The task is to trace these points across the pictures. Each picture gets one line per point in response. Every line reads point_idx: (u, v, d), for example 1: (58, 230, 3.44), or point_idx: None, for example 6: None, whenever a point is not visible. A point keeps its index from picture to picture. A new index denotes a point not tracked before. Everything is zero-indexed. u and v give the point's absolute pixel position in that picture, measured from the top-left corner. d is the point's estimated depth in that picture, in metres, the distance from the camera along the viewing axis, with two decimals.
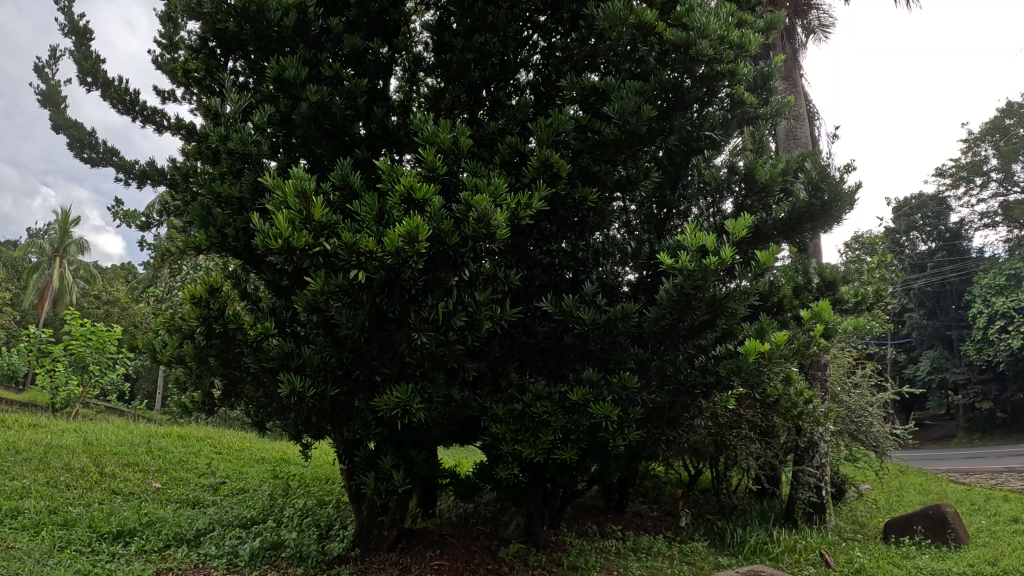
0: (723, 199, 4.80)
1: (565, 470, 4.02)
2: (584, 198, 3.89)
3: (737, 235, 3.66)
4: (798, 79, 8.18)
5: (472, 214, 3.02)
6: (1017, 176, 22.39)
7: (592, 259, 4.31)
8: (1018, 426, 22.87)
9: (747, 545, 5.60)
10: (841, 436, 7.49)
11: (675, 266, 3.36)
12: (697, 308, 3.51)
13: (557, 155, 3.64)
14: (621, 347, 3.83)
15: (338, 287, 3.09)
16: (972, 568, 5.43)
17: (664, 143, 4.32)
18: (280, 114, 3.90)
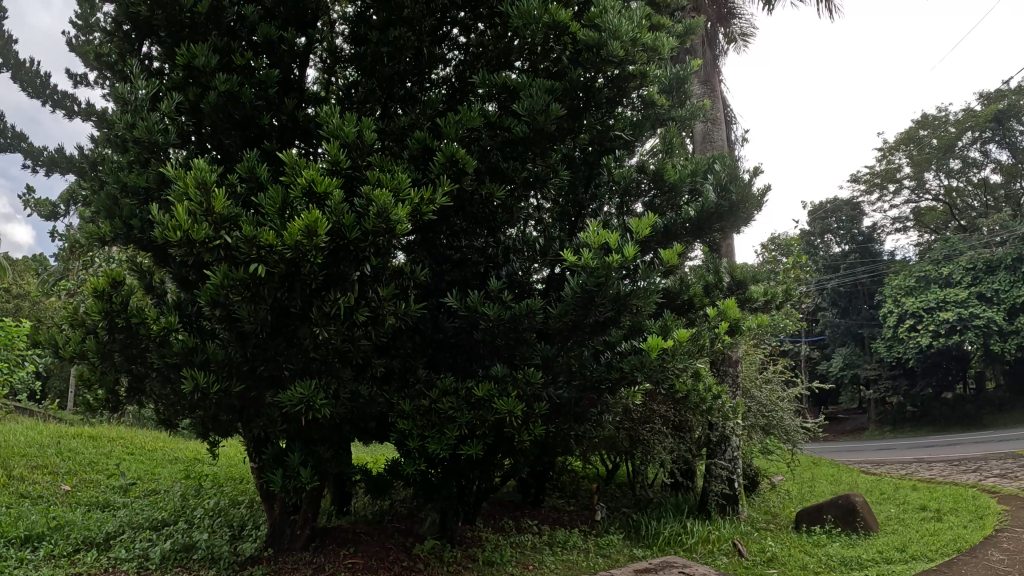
0: (633, 201, 5.02)
1: (475, 464, 4.05)
2: (490, 195, 3.96)
3: (640, 234, 3.71)
4: (716, 84, 8.35)
5: (371, 208, 2.99)
6: (928, 184, 23.51)
7: (502, 256, 4.33)
8: (925, 419, 24.07)
9: (661, 537, 5.73)
10: (754, 431, 7.75)
11: (579, 263, 3.41)
12: (600, 304, 3.57)
13: (464, 151, 3.66)
14: (527, 343, 3.84)
15: (238, 281, 3.03)
16: (880, 554, 5.69)
17: (574, 141, 4.45)
18: (189, 103, 3.81)
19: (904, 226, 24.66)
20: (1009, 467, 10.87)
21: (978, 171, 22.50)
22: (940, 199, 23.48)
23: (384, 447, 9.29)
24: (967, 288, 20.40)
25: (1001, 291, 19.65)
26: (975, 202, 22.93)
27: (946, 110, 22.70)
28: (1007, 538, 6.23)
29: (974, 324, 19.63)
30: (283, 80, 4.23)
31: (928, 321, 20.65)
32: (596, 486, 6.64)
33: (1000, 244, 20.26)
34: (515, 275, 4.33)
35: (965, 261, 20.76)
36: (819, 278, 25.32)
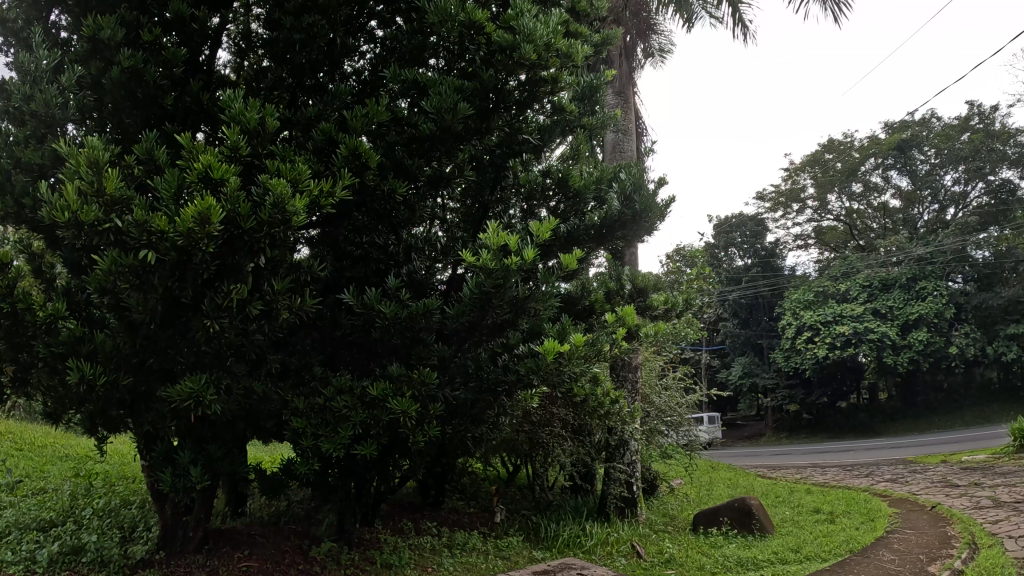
0: (539, 205, 5.27)
1: (375, 462, 4.23)
2: (393, 191, 4.13)
3: (540, 237, 3.91)
4: (630, 96, 8.51)
5: (268, 198, 3.04)
6: (830, 205, 24.62)
7: (403, 255, 4.60)
8: (820, 426, 25.34)
9: (561, 539, 5.84)
10: (652, 435, 8.05)
11: (477, 264, 3.60)
12: (498, 306, 3.78)
13: (367, 147, 3.85)
14: (424, 342, 4.09)
15: (128, 267, 3.00)
16: (776, 555, 5.91)
17: (481, 142, 4.63)
18: (91, 78, 3.69)
19: (805, 243, 25.77)
20: (897, 472, 11.49)
21: (878, 196, 23.69)
22: (841, 219, 24.70)
23: (283, 446, 9.10)
24: (864, 303, 21.45)
25: (895, 308, 20.80)
26: (873, 223, 24.13)
27: (850, 136, 23.78)
28: (898, 538, 6.52)
29: (868, 337, 20.62)
30: (191, 59, 4.10)
31: (825, 334, 21.55)
32: (496, 488, 6.65)
33: (895, 265, 21.49)
34: (416, 274, 4.55)
35: (862, 279, 21.63)
36: (722, 289, 25.92)
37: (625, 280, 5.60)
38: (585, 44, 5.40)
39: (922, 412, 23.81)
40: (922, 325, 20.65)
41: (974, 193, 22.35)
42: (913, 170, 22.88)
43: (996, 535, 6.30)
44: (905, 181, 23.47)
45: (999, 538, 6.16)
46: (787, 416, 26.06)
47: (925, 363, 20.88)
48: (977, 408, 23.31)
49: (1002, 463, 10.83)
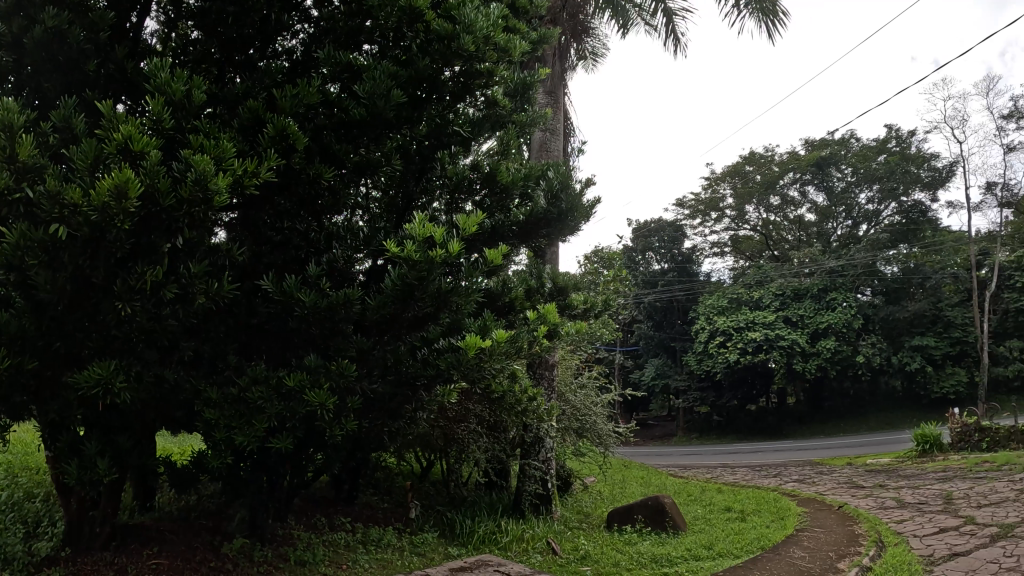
0: (465, 199, 5.22)
1: (286, 458, 4.18)
2: (318, 175, 4.15)
3: (466, 231, 4.07)
4: (560, 96, 8.57)
5: (190, 174, 2.99)
6: (748, 216, 25.43)
7: (323, 243, 4.49)
8: (729, 427, 26.14)
9: (475, 535, 5.86)
10: (567, 433, 8.23)
11: (402, 255, 3.66)
12: (419, 299, 3.93)
13: (295, 127, 3.87)
14: (343, 334, 4.06)
15: (36, 242, 2.87)
16: (689, 552, 6.05)
17: (411, 131, 4.66)
18: (9, 35, 3.49)
19: (722, 250, 26.45)
20: (804, 473, 11.93)
21: (795, 209, 24.66)
22: (757, 229, 25.50)
23: (191, 438, 8.75)
24: (775, 311, 22.27)
25: (805, 317, 21.74)
26: (788, 235, 25.10)
27: (771, 151, 24.57)
28: (807, 536, 6.77)
29: (779, 343, 21.35)
30: (118, 25, 3.96)
31: (738, 339, 22.12)
32: (410, 483, 6.57)
33: (806, 276, 22.61)
34: (338, 263, 4.49)
35: (775, 287, 22.64)
36: (638, 291, 26.29)
37: (545, 279, 5.73)
38: (523, 40, 5.47)
39: (828, 416, 24.82)
40: (830, 334, 21.57)
41: (887, 212, 23.41)
42: (829, 188, 23.86)
43: (900, 533, 6.62)
44: (820, 198, 24.45)
45: (903, 536, 6.45)
46: (698, 417, 26.71)
47: (834, 369, 21.76)
48: (879, 413, 24.44)
49: (904, 466, 11.36)
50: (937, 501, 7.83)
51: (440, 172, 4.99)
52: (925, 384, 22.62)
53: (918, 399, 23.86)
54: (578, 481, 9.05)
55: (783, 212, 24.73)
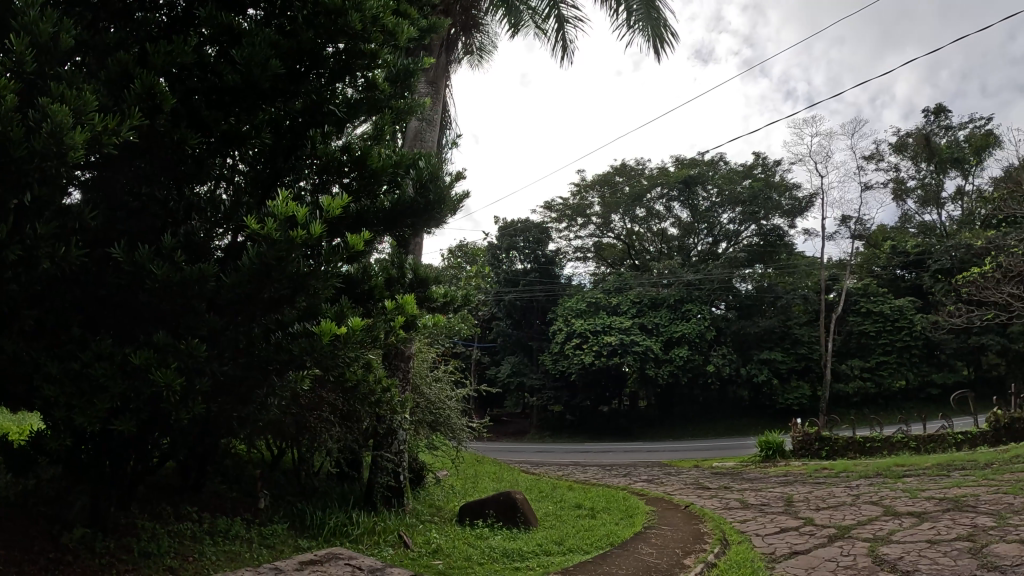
0: (333, 181, 4.93)
1: (129, 443, 3.92)
2: (185, 141, 4.00)
3: (330, 213, 4.07)
4: (442, 88, 8.48)
5: (44, 125, 2.76)
6: (612, 224, 26.23)
7: (182, 212, 4.20)
8: (580, 428, 26.88)
9: (327, 527, 5.72)
10: (420, 426, 8.16)
11: (261, 232, 3.66)
12: (277, 279, 3.82)
13: (163, 88, 3.63)
14: (195, 311, 3.84)
15: None
16: (540, 547, 6.18)
17: (284, 106, 4.58)
18: None
19: (584, 256, 27.13)
20: (652, 473, 12.47)
21: (658, 222, 25.72)
22: (620, 238, 26.50)
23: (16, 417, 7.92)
24: (631, 317, 23.22)
25: (660, 325, 22.87)
26: (650, 246, 26.38)
27: (641, 165, 25.78)
28: (654, 533, 7.08)
29: (633, 349, 22.08)
30: None
31: (593, 342, 22.59)
32: (260, 473, 6.28)
33: (663, 287, 23.84)
34: (195, 236, 4.15)
35: (634, 295, 23.67)
36: (499, 289, 26.45)
37: (407, 270, 5.56)
38: (411, 26, 5.45)
39: (674, 420, 26.11)
40: (682, 343, 22.70)
41: (747, 233, 25.16)
42: (694, 205, 25.11)
43: (743, 532, 7.09)
44: (683, 213, 25.69)
45: (745, 535, 6.89)
46: (551, 416, 27.27)
47: (684, 377, 22.88)
48: (719, 419, 25.97)
49: (746, 470, 12.10)
50: (777, 504, 8.41)
51: (310, 150, 4.71)
52: (772, 396, 24.56)
53: (764, 407, 25.86)
54: (432, 475, 8.98)
55: (647, 223, 25.73)
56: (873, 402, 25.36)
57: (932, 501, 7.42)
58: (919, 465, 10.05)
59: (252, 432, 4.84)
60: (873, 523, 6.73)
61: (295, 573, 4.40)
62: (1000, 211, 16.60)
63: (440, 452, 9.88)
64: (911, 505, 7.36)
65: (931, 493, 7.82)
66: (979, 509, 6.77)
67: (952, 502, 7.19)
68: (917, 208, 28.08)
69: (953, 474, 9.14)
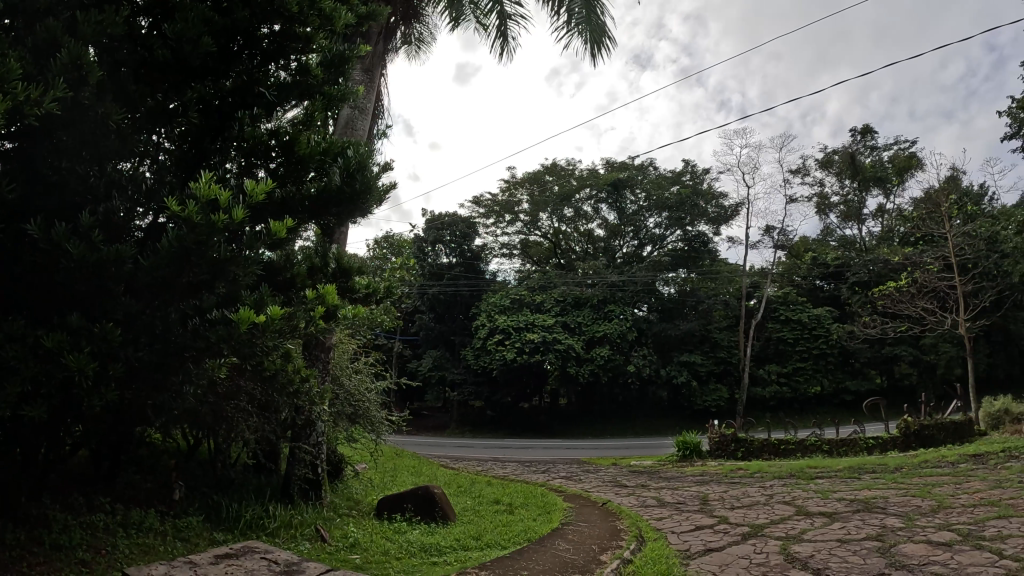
0: (259, 165, 4.75)
1: (37, 429, 3.75)
2: (110, 116, 3.78)
3: (253, 198, 4.00)
4: (377, 77, 8.36)
5: None
6: (539, 222, 26.40)
7: (103, 189, 3.89)
8: (499, 424, 26.96)
9: (243, 520, 5.58)
10: (338, 418, 8.03)
11: (182, 215, 3.54)
12: (197, 263, 3.70)
13: (91, 59, 3.47)
14: (110, 294, 3.69)
15: None
16: (458, 542, 6.19)
17: (213, 84, 4.53)
18: None
19: (510, 252, 27.20)
20: (570, 471, 12.62)
21: (585, 223, 26.03)
22: (546, 236, 26.70)
23: None
24: (555, 316, 23.46)
25: (583, 324, 23.20)
26: (575, 246, 26.67)
27: (572, 166, 26.08)
28: (571, 529, 7.19)
29: (555, 346, 22.28)
30: None
31: (515, 339, 22.60)
32: (176, 464, 6.06)
33: (587, 287, 24.22)
34: (114, 215, 3.97)
35: (557, 294, 23.96)
36: (424, 282, 26.24)
37: (330, 259, 5.47)
38: (349, 13, 5.39)
39: (592, 419, 26.51)
40: (604, 343, 23.05)
41: (671, 238, 25.76)
42: (621, 208, 25.56)
43: (660, 529, 7.26)
44: (610, 215, 26.13)
45: (661, 532, 7.07)
46: (471, 411, 27.25)
47: (605, 376, 23.20)
48: (636, 419, 26.49)
49: (663, 469, 12.39)
50: (694, 502, 8.65)
51: (237, 134, 4.58)
52: (688, 398, 25.10)
53: (680, 408, 26.51)
54: (350, 468, 8.84)
55: (574, 223, 26.00)
56: (786, 406, 26.22)
57: (843, 501, 7.77)
58: (831, 468, 10.50)
59: (167, 421, 4.68)
60: (787, 522, 7.00)
61: (211, 567, 4.27)
62: (918, 229, 17.45)
63: (358, 445, 9.77)
64: (822, 505, 7.69)
65: (841, 494, 8.20)
66: (886, 510, 7.14)
67: (862, 503, 7.55)
68: (840, 223, 29.65)
69: (863, 476, 9.60)
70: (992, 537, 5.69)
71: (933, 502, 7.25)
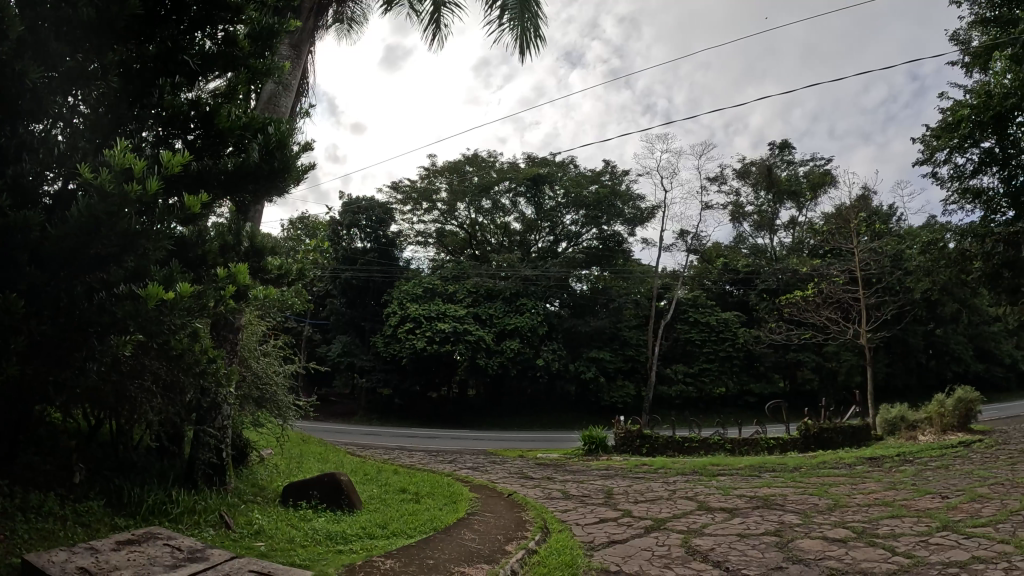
0: (175, 136, 4.67)
1: None
2: (27, 74, 3.59)
3: (169, 170, 3.82)
4: (303, 54, 8.14)
5: None
6: (457, 212, 26.32)
7: (12, 151, 3.78)
8: (406, 412, 26.78)
9: (145, 506, 5.44)
10: (244, 401, 7.82)
11: (93, 182, 3.37)
12: (105, 236, 3.52)
13: (12, 15, 3.39)
14: (15, 262, 3.58)
15: None
16: (363, 530, 6.14)
17: (137, 49, 4.37)
18: None
19: (425, 241, 27.01)
20: (477, 462, 12.65)
21: (502, 216, 26.12)
22: (462, 227, 26.65)
23: None
24: (467, 307, 23.49)
25: (494, 317, 23.35)
26: (491, 238, 26.72)
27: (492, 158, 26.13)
28: (475, 519, 7.24)
29: (466, 337, 22.30)
30: None
31: (426, 328, 22.44)
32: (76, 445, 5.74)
33: (500, 279, 24.35)
34: (23, 179, 3.81)
35: (470, 284, 24.00)
36: (337, 266, 25.78)
37: (243, 237, 5.22)
38: None
39: (499, 410, 26.69)
40: (514, 336, 23.20)
41: (586, 235, 26.17)
42: (538, 203, 25.80)
43: (563, 521, 7.39)
44: (527, 210, 26.33)
45: (565, 524, 7.21)
46: (378, 400, 26.96)
47: (514, 369, 23.37)
48: (543, 412, 26.82)
49: (568, 462, 12.60)
50: (599, 495, 8.85)
51: (157, 101, 4.47)
52: (597, 393, 25.58)
53: (586, 403, 26.98)
54: (255, 453, 8.60)
55: (492, 215, 26.02)
56: (690, 405, 27.00)
57: (743, 498, 8.10)
58: (731, 466, 10.94)
59: (69, 399, 4.49)
60: (688, 517, 7.26)
61: (113, 553, 4.16)
62: (827, 242, 18.25)
63: (264, 430, 9.54)
64: (723, 501, 7.99)
65: (742, 492, 8.54)
66: (785, 507, 7.49)
67: (761, 500, 7.90)
68: (752, 231, 30.77)
69: (763, 475, 10.04)
70: (885, 535, 6.05)
71: (829, 501, 7.64)
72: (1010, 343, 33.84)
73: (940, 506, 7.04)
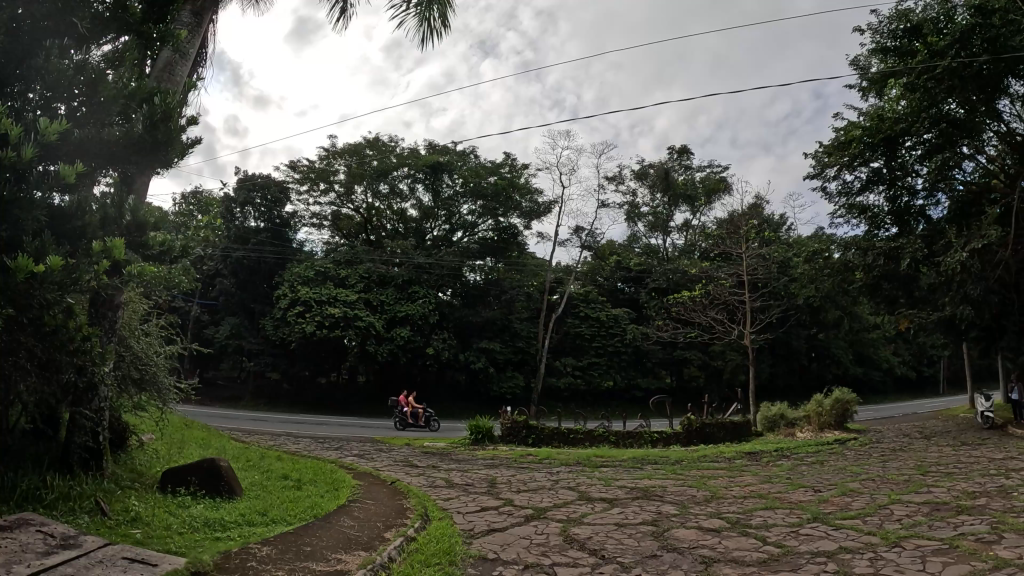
0: (60, 100, 4.33)
1: None
2: None
3: (46, 136, 3.68)
4: (204, 22, 7.77)
5: None
6: (354, 195, 25.66)
7: None
8: (295, 397, 26.18)
9: (19, 491, 5.09)
10: (121, 384, 7.39)
11: None
12: None
13: None
14: None
15: None
16: (242, 518, 5.94)
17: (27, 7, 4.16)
18: None
19: (320, 223, 26.35)
20: (364, 449, 12.50)
21: (399, 201, 25.81)
22: (359, 211, 26.16)
23: None
24: (358, 292, 23.07)
25: (385, 303, 23.07)
26: (388, 223, 26.40)
27: (393, 142, 25.73)
28: (357, 507, 7.13)
29: (356, 323, 21.92)
30: None
31: (316, 312, 21.92)
32: None
33: (393, 266, 24.15)
34: None
35: (362, 270, 23.67)
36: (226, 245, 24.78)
37: (125, 212, 4.78)
38: None
39: (388, 398, 26.43)
40: (405, 323, 22.99)
41: (483, 226, 26.28)
42: (436, 190, 25.72)
43: (445, 509, 7.42)
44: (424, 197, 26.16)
45: (448, 512, 7.24)
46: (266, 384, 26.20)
47: (404, 357, 23.14)
48: (433, 401, 26.76)
49: (456, 451, 12.64)
50: (482, 484, 8.94)
51: (43, 63, 4.17)
52: (487, 383, 25.76)
53: (476, 393, 27.13)
54: (132, 438, 8.14)
55: (388, 200, 25.66)
56: (578, 397, 27.62)
57: (623, 489, 8.38)
58: (616, 458, 11.30)
59: None
60: (568, 506, 7.43)
61: None
62: (717, 246, 19.06)
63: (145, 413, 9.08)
64: (605, 492, 8.24)
65: (624, 482, 8.84)
66: (664, 498, 7.80)
67: (641, 491, 8.21)
68: (645, 231, 31.81)
69: (646, 467, 10.42)
70: (758, 525, 6.41)
71: (707, 493, 8.03)
72: (885, 349, 36.22)
73: (812, 499, 7.53)
